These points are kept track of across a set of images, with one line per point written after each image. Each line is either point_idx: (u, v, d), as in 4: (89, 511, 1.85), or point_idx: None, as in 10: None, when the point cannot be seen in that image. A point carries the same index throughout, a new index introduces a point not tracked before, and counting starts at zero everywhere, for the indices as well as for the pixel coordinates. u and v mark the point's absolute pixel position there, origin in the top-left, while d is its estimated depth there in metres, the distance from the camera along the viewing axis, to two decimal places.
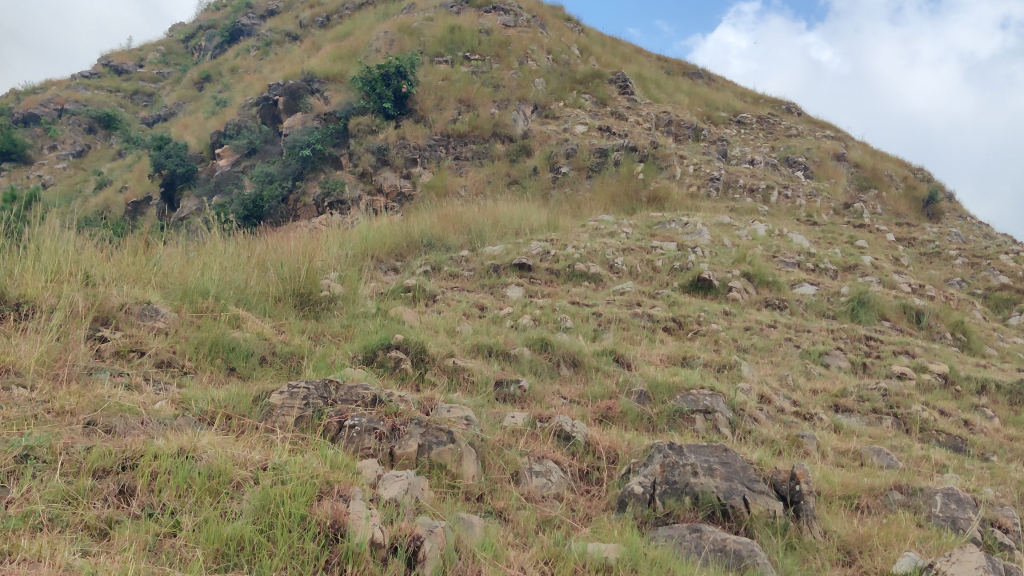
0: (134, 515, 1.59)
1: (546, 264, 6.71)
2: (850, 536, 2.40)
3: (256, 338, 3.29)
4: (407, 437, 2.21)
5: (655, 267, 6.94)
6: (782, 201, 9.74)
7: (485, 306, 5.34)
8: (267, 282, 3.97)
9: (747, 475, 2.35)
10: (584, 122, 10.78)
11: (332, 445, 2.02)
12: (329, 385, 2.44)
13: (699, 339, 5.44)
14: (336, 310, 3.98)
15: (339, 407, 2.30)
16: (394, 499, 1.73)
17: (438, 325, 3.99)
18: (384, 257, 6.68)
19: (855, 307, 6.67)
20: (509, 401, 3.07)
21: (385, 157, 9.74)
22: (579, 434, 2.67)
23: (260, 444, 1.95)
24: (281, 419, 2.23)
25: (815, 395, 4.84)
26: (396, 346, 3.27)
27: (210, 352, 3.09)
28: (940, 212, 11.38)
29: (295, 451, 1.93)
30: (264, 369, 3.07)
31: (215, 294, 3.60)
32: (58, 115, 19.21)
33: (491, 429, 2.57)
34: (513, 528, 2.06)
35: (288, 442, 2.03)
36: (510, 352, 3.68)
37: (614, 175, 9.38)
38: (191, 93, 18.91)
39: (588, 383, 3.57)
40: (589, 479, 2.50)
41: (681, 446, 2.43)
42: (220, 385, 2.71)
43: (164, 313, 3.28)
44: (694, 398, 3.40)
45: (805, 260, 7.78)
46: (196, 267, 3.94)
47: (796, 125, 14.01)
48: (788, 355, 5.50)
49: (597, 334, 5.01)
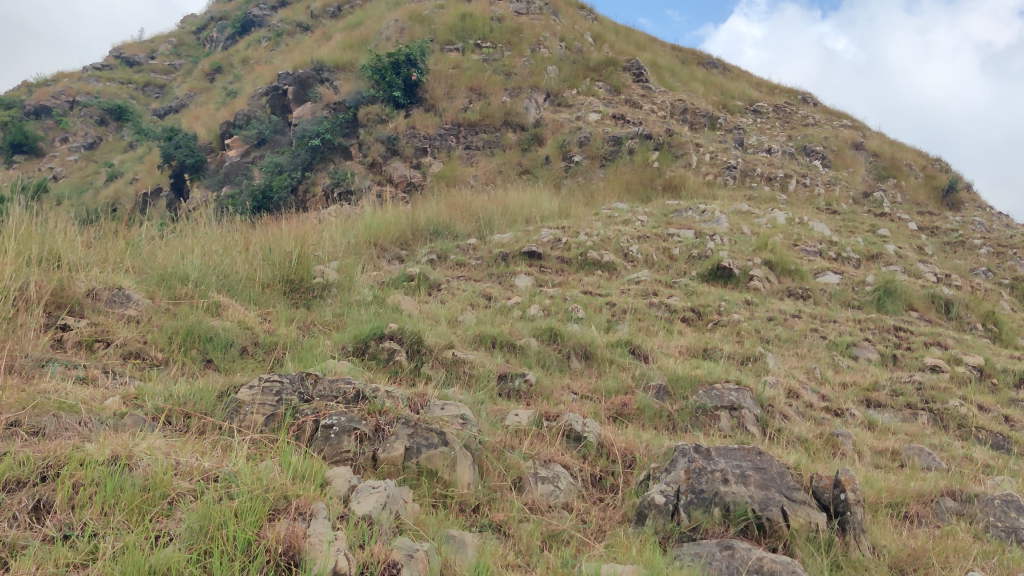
0: (45, 537, 1.30)
1: (558, 252, 6.40)
2: (902, 550, 2.09)
3: (236, 326, 2.99)
4: (392, 439, 1.92)
5: (672, 255, 6.62)
6: (800, 189, 9.40)
7: (492, 296, 5.05)
8: (254, 266, 3.68)
9: (785, 482, 2.04)
10: (598, 110, 10.45)
11: (301, 451, 1.73)
12: (307, 378, 2.14)
13: (720, 329, 5.13)
14: (329, 297, 3.70)
15: (316, 404, 2.01)
16: (367, 517, 1.43)
17: (439, 314, 3.69)
18: (389, 245, 6.40)
19: (881, 297, 6.34)
20: (514, 397, 2.79)
21: (395, 147, 9.44)
22: (590, 435, 2.37)
23: (215, 449, 1.66)
24: (249, 418, 1.94)
25: (845, 389, 4.52)
26: (389, 336, 2.98)
27: (185, 342, 2.80)
28: (961, 201, 10.99)
29: (254, 457, 1.64)
30: (244, 361, 2.79)
31: (195, 279, 3.32)
32: (70, 107, 18.93)
33: (490, 428, 2.27)
34: (514, 545, 1.77)
35: (250, 449, 1.74)
36: (515, 343, 3.38)
37: (628, 163, 9.06)
38: (202, 85, 18.68)
39: (601, 377, 3.27)
40: (601, 486, 2.20)
41: (708, 450, 2.12)
42: (190, 379, 2.43)
43: (136, 299, 3.00)
44: (719, 393, 3.10)
45: (827, 248, 7.44)
46: (177, 251, 3.66)
47: (813, 114, 13.64)
48: (814, 347, 5.18)
49: (612, 325, 4.70)
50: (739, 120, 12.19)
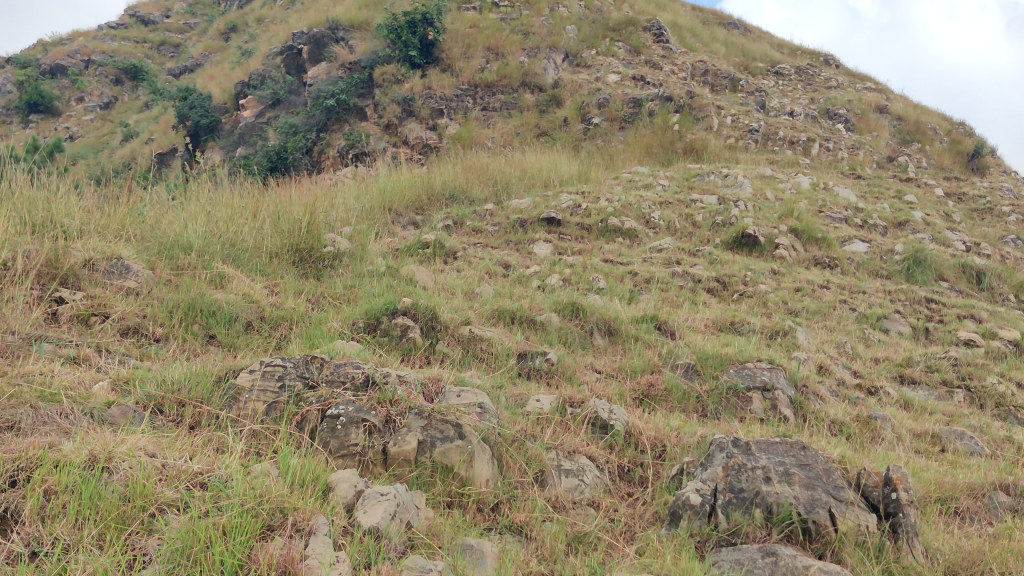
0: (10, 554, 1.13)
1: (577, 219, 6.20)
2: (956, 554, 1.91)
3: (241, 299, 2.82)
4: (404, 432, 1.76)
5: (694, 222, 6.41)
6: (823, 154, 9.14)
7: (509, 265, 4.88)
8: (262, 235, 3.51)
9: (832, 482, 1.85)
10: (617, 71, 10.16)
11: (300, 453, 1.57)
12: (312, 362, 1.97)
13: (745, 301, 4.94)
14: (340, 268, 3.53)
15: (321, 392, 1.85)
16: (374, 530, 1.27)
17: (455, 286, 3.52)
18: (403, 210, 6.22)
19: (910, 267, 6.12)
20: (535, 377, 2.63)
21: (411, 108, 9.20)
22: (618, 423, 2.19)
23: (205, 451, 1.50)
24: (249, 408, 1.79)
25: (877, 365, 4.34)
26: (403, 312, 2.81)
27: (185, 317, 2.64)
28: (987, 165, 10.66)
29: (250, 460, 1.47)
30: (249, 337, 2.63)
31: (199, 248, 3.15)
32: (85, 65, 18.67)
33: (509, 417, 2.11)
34: (536, 550, 1.60)
35: (247, 451, 1.59)
36: (535, 318, 3.19)
37: (648, 126, 8.79)
38: (217, 44, 18.42)
39: (626, 354, 3.10)
40: (630, 480, 2.04)
41: (747, 443, 1.93)
42: (191, 359, 2.28)
43: (136, 271, 2.84)
44: (751, 373, 2.92)
45: (853, 215, 7.20)
46: (182, 218, 3.50)
47: (836, 76, 13.29)
48: (844, 319, 4.98)
49: (634, 296, 4.53)
50: (761, 81, 11.86)
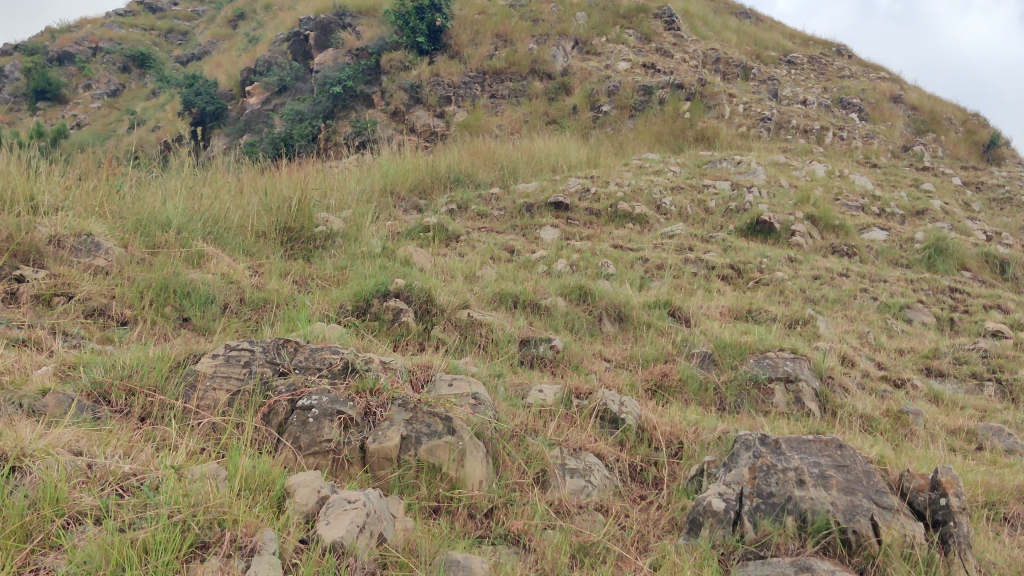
0: None
1: (586, 204, 5.97)
2: (1011, 566, 1.67)
3: (220, 280, 2.60)
4: (384, 426, 1.54)
5: (707, 208, 6.16)
6: (837, 143, 8.88)
7: (515, 249, 4.65)
8: (249, 213, 3.28)
9: (873, 486, 1.62)
10: (628, 58, 9.89)
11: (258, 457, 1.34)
12: (284, 346, 1.74)
13: (762, 289, 4.71)
14: (333, 249, 3.31)
15: (293, 380, 1.63)
16: (336, 546, 1.05)
17: (456, 269, 3.29)
18: (406, 193, 6.00)
19: (931, 256, 5.86)
20: (538, 366, 2.42)
21: (418, 94, 8.95)
22: (630, 416, 1.96)
23: (145, 449, 1.28)
24: (209, 399, 1.57)
25: (902, 357, 4.10)
26: (395, 294, 2.59)
27: (156, 298, 2.42)
28: (1003, 156, 10.38)
29: (196, 462, 1.25)
30: (227, 320, 2.41)
31: (178, 226, 2.93)
32: (92, 53, 18.41)
33: (508, 409, 1.88)
34: (534, 564, 1.37)
35: (198, 451, 1.37)
36: (540, 303, 2.96)
37: (659, 114, 8.50)
38: (225, 32, 18.20)
39: (637, 342, 2.87)
40: (643, 481, 1.82)
41: (777, 440, 1.69)
42: (158, 344, 2.07)
43: (108, 248, 2.62)
44: (772, 363, 2.69)
45: (870, 203, 6.95)
46: (163, 195, 3.28)
47: (851, 65, 12.98)
48: (865, 308, 4.74)
49: (644, 283, 4.29)
50: (774, 70, 11.58)
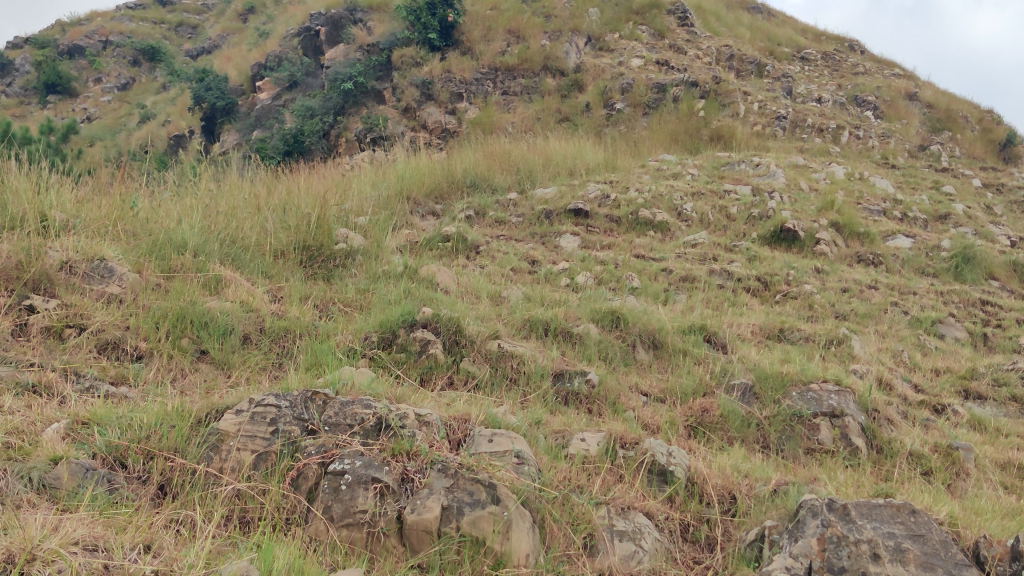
0: None
1: (606, 210, 5.84)
2: None
3: (239, 308, 2.48)
4: (423, 494, 1.40)
5: (729, 215, 6.00)
6: (853, 142, 8.69)
7: (536, 260, 4.53)
8: (267, 231, 3.16)
9: (952, 558, 1.49)
10: (641, 55, 9.72)
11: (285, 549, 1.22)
12: (312, 400, 1.62)
13: (789, 303, 4.56)
14: (353, 267, 3.18)
15: (324, 440, 1.51)
16: None
17: (481, 290, 3.17)
18: (422, 199, 5.86)
19: (958, 265, 5.68)
20: (574, 403, 2.31)
21: (430, 91, 8.79)
22: (678, 469, 1.84)
23: (163, 541, 1.16)
24: (233, 460, 1.46)
25: (939, 377, 3.92)
26: (422, 324, 2.47)
27: (173, 329, 2.30)
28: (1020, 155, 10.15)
29: (220, 560, 1.14)
30: (247, 354, 2.29)
31: (194, 247, 2.80)
32: (103, 46, 18.28)
33: (551, 462, 1.76)
34: None
35: (222, 539, 1.25)
36: (572, 330, 2.82)
37: (673, 112, 8.37)
38: (235, 26, 18.12)
39: (673, 372, 2.74)
40: (695, 541, 1.70)
41: (845, 505, 1.56)
42: (176, 390, 1.94)
43: (122, 274, 2.50)
44: (817, 396, 2.53)
45: (892, 207, 6.78)
46: (177, 210, 3.16)
47: (865, 62, 12.77)
48: (896, 322, 4.54)
49: (669, 297, 4.16)
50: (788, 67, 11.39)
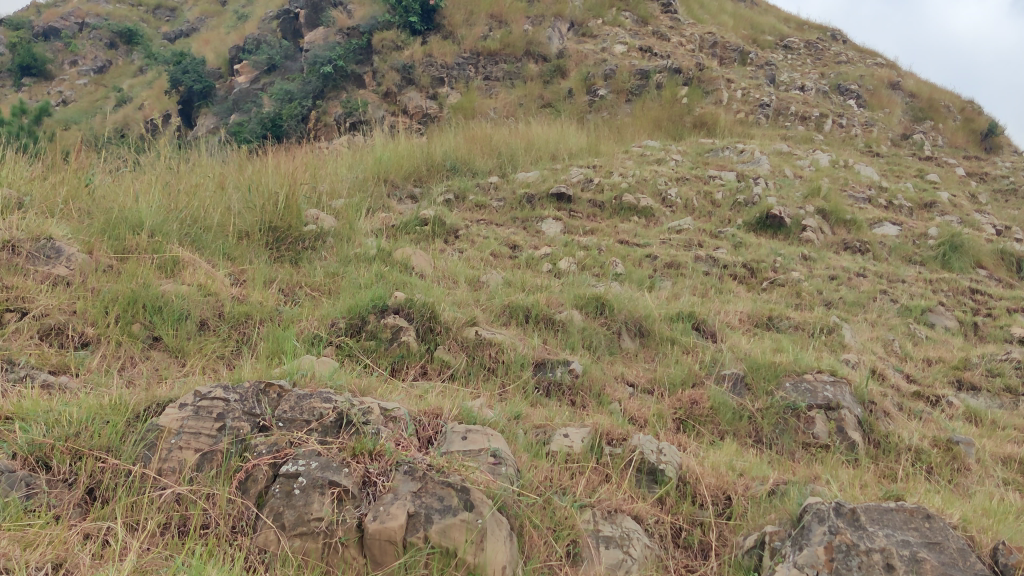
0: None
1: (589, 195, 5.67)
2: None
3: (196, 291, 2.31)
4: (386, 501, 1.24)
5: (714, 201, 5.84)
6: (836, 130, 8.56)
7: (517, 245, 4.37)
8: (232, 212, 2.99)
9: (972, 567, 1.35)
10: (624, 41, 9.55)
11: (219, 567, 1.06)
12: (264, 395, 1.46)
13: (776, 290, 4.42)
14: (323, 251, 3.01)
15: (276, 438, 1.35)
16: None
17: (458, 274, 3.01)
18: (400, 181, 5.67)
19: (945, 253, 5.54)
20: (556, 394, 2.16)
21: (410, 75, 8.47)
22: (669, 467, 1.70)
23: None
24: (173, 461, 1.30)
25: (931, 368, 3.78)
26: (395, 310, 2.31)
27: (124, 314, 2.13)
28: (1000, 145, 10.03)
29: None
30: (203, 341, 2.13)
31: (151, 227, 2.62)
32: (78, 29, 17.80)
33: (531, 461, 1.61)
34: None
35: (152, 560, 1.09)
36: (554, 317, 2.67)
37: (656, 99, 8.22)
38: (213, 9, 17.91)
39: (661, 361, 2.60)
40: (686, 547, 1.55)
41: (853, 509, 1.43)
42: (125, 383, 1.77)
43: (71, 254, 2.32)
44: (811, 387, 2.38)
45: (877, 195, 6.65)
46: (135, 189, 2.97)
47: (848, 51, 12.64)
48: (885, 312, 4.40)
49: (654, 284, 4.02)
50: (770, 55, 11.26)
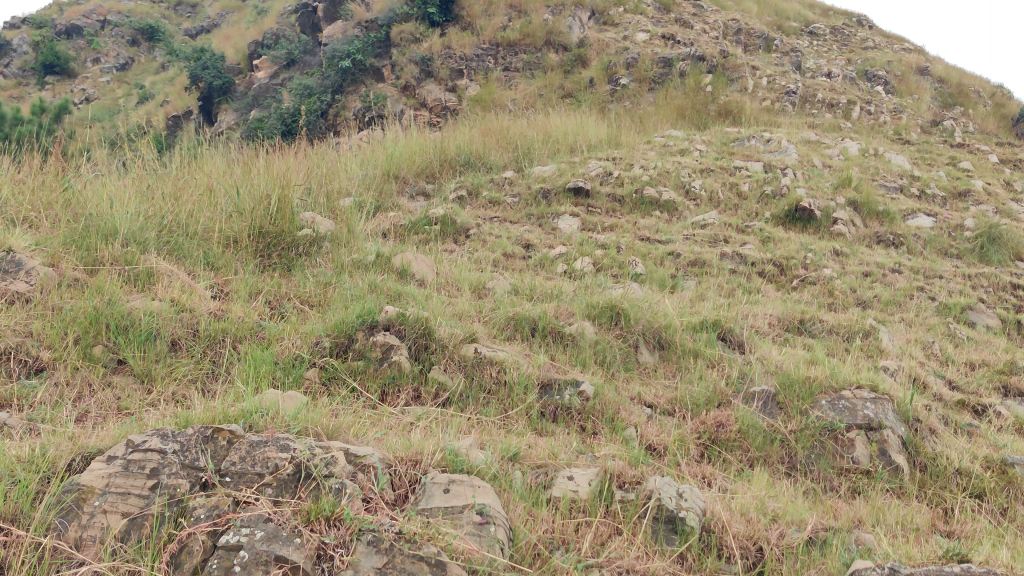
0: None
1: (608, 189, 5.43)
2: None
3: (168, 307, 2.10)
4: None
5: (740, 193, 5.57)
6: (865, 117, 8.23)
7: (531, 245, 4.14)
8: (220, 215, 2.78)
9: None
10: (646, 29, 9.26)
11: None
12: (208, 445, 1.26)
13: (808, 289, 4.15)
14: (318, 257, 2.80)
15: (217, 500, 1.14)
16: None
17: (462, 279, 2.78)
18: (412, 177, 5.45)
19: (983, 245, 5.22)
20: (563, 418, 1.94)
21: (429, 68, 8.27)
22: (689, 514, 1.46)
23: None
24: (96, 528, 1.09)
25: (974, 372, 3.49)
26: (385, 325, 2.09)
27: (85, 335, 1.92)
28: None
29: None
30: (173, 363, 1.92)
31: (126, 234, 2.43)
32: (101, 26, 17.65)
33: (526, 514, 1.39)
34: None
35: None
36: (563, 329, 2.45)
37: (679, 87, 7.92)
38: (235, 5, 17.79)
39: (682, 376, 2.37)
40: None
41: None
42: (76, 422, 1.56)
43: (32, 267, 2.14)
44: (848, 405, 2.13)
45: (909, 184, 6.35)
46: (114, 189, 2.78)
47: (875, 36, 12.26)
48: (923, 310, 4.12)
49: (676, 284, 3.78)
50: (796, 41, 10.93)
